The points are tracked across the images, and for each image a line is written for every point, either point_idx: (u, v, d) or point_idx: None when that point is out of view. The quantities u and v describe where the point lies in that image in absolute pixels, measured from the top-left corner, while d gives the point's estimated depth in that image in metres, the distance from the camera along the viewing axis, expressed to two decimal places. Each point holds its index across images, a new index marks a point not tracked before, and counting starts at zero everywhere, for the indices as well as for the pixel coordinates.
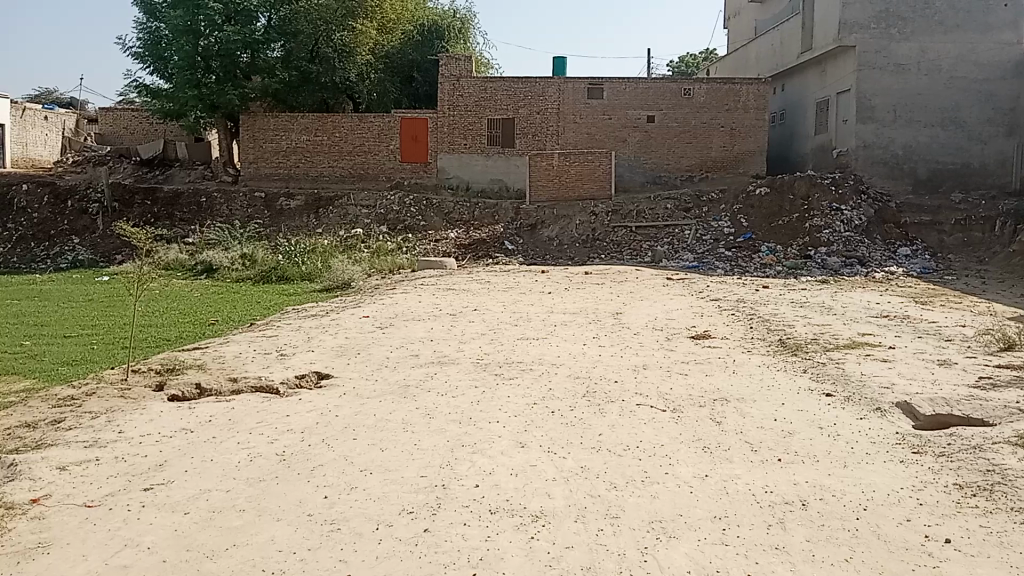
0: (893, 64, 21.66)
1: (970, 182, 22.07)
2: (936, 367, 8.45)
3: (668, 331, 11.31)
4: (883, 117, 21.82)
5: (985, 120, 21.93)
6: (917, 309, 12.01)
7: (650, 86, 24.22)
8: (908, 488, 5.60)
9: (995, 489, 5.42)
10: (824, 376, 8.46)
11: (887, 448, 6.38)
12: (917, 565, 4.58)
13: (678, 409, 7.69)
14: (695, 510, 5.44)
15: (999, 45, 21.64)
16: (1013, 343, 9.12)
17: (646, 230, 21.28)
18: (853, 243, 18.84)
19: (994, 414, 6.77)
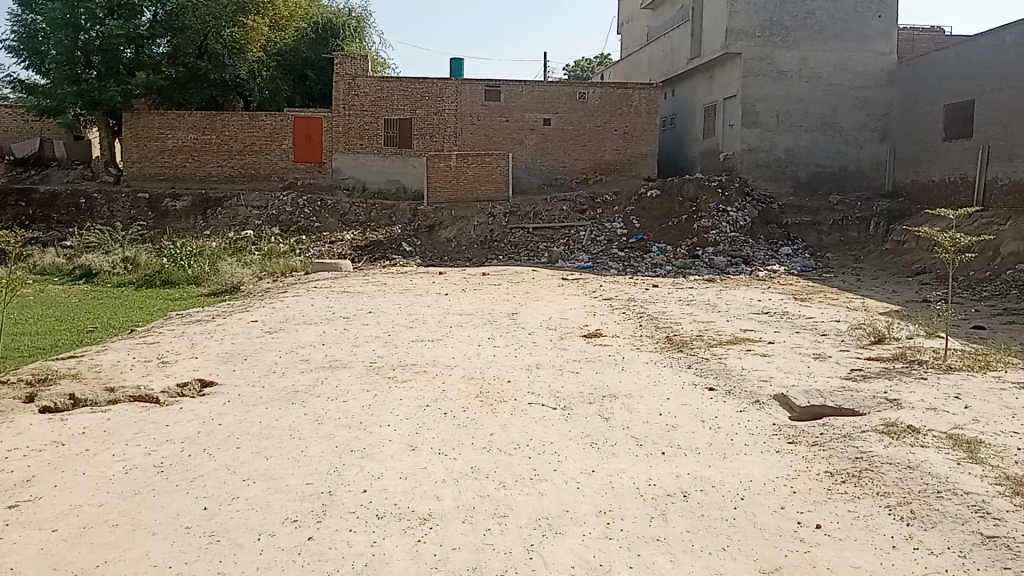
0: (776, 71, 22.57)
1: (847, 184, 23.21)
2: (812, 361, 8.82)
3: (562, 330, 11.43)
4: (766, 122, 22.69)
5: (860, 125, 23.10)
6: (795, 305, 12.54)
7: (547, 89, 24.46)
8: (783, 477, 5.82)
9: (862, 475, 5.68)
10: (708, 371, 8.73)
11: (764, 439, 6.63)
12: (789, 550, 4.77)
13: (568, 407, 7.77)
14: (580, 505, 5.51)
15: (872, 54, 22.85)
16: (882, 336, 9.63)
17: (543, 231, 21.47)
18: (738, 242, 19.57)
19: (863, 404, 7.12)
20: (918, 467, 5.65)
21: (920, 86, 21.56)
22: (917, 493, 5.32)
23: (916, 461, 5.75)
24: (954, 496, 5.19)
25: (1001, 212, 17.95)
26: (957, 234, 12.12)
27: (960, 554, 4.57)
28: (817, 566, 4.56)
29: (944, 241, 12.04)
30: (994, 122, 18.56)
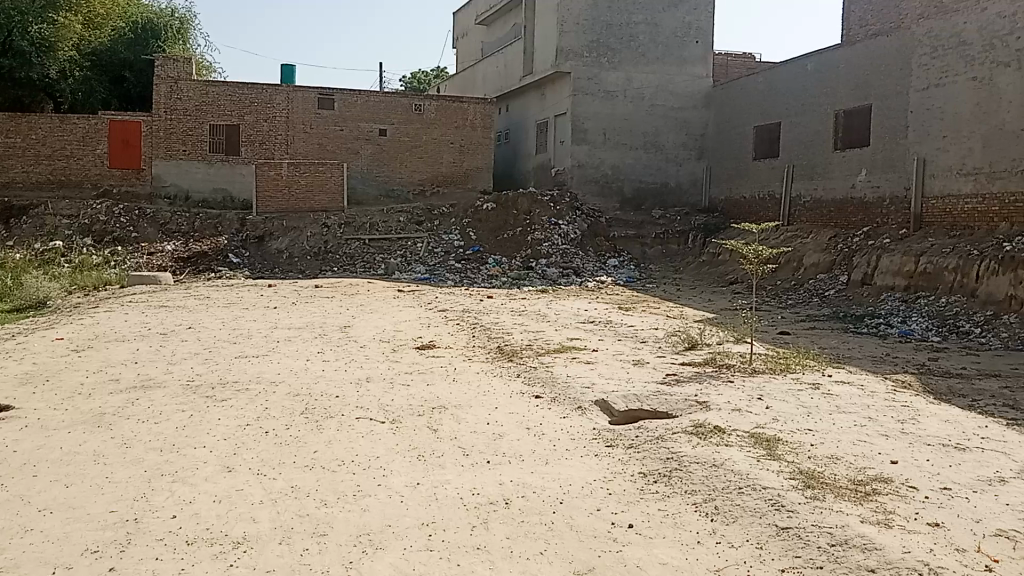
0: (603, 90, 23.50)
1: (669, 199, 24.48)
2: (632, 367, 9.20)
3: (393, 343, 11.33)
4: (595, 139, 23.56)
5: (680, 144, 24.44)
6: (619, 314, 13.07)
7: (382, 99, 24.30)
8: (600, 480, 6.03)
9: (672, 474, 5.96)
10: (534, 379, 8.92)
11: (584, 443, 6.85)
12: (602, 551, 4.94)
13: (396, 420, 7.71)
14: (402, 519, 5.48)
15: (690, 77, 24.28)
16: (695, 342, 10.21)
17: (378, 242, 21.23)
18: (569, 254, 20.19)
19: (676, 407, 7.51)
20: (723, 465, 5.95)
21: (733, 109, 23.08)
22: (720, 489, 5.60)
23: (720, 459, 6.06)
24: (753, 490, 5.48)
25: (803, 227, 19.51)
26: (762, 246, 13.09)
27: (757, 545, 4.83)
28: (627, 565, 4.73)
29: (749, 253, 12.94)
30: (796, 144, 20.14)
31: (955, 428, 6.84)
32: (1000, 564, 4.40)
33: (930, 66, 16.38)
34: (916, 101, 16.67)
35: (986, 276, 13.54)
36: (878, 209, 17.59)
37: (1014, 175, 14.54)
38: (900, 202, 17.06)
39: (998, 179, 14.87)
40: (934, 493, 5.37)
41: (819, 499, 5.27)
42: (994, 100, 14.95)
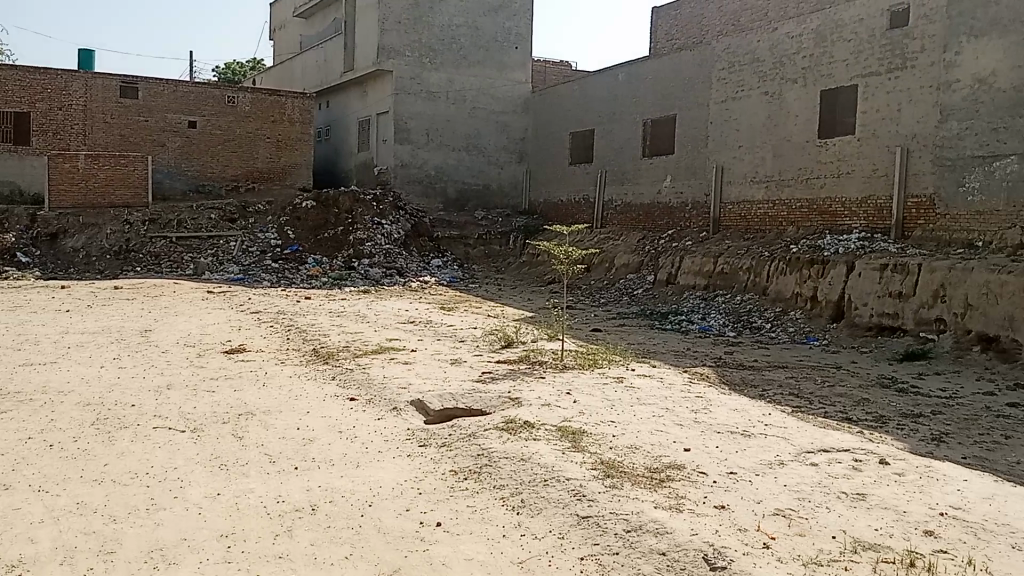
0: (425, 91, 23.52)
1: (490, 201, 24.82)
2: (448, 366, 9.26)
3: (201, 347, 10.77)
4: (417, 139, 23.53)
5: (501, 147, 24.85)
6: (439, 314, 13.10)
7: (192, 90, 23.11)
8: (411, 480, 6.01)
9: (482, 471, 6.03)
10: (349, 381, 8.76)
11: (397, 444, 6.80)
12: (409, 551, 4.90)
13: (198, 428, 7.33)
14: (200, 531, 5.21)
15: (510, 82, 24.79)
16: (511, 341, 10.42)
17: (189, 241, 20.13)
18: (391, 254, 20.03)
19: (490, 404, 7.61)
20: (530, 459, 6.09)
21: (551, 114, 23.77)
22: (527, 483, 5.71)
23: (528, 453, 6.20)
24: (557, 482, 5.63)
25: (616, 229, 20.40)
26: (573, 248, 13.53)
27: (560, 536, 4.96)
28: (433, 563, 4.72)
29: (563, 253, 13.33)
30: (609, 149, 21.03)
31: (743, 416, 7.36)
32: (775, 539, 4.76)
33: (727, 80, 17.58)
34: (715, 112, 17.85)
35: (775, 275, 14.68)
36: (682, 213, 18.68)
37: (799, 183, 15.90)
38: (702, 207, 18.19)
39: (786, 186, 16.19)
40: (722, 477, 5.74)
41: (618, 487, 5.50)
42: (783, 114, 16.28)
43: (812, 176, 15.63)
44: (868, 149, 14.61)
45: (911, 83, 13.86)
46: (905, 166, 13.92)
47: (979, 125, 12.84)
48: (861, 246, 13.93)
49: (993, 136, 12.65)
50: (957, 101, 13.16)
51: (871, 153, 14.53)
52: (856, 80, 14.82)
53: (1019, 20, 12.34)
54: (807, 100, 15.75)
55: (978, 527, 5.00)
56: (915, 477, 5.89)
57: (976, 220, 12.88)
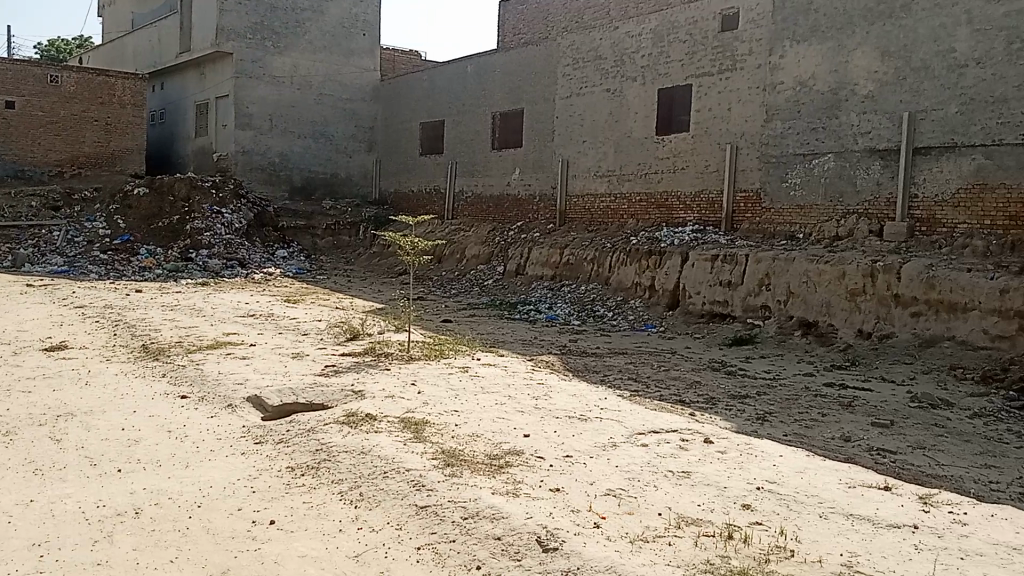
0: (268, 75, 22.75)
1: (339, 191, 24.29)
2: (289, 360, 9.00)
3: (16, 344, 9.98)
4: (260, 125, 22.73)
5: (350, 135, 24.37)
6: (281, 307, 12.71)
7: (9, 67, 21.31)
8: (244, 478, 5.80)
9: (320, 466, 5.91)
10: (181, 378, 8.36)
11: (231, 442, 6.56)
12: (239, 551, 4.72)
13: (10, 432, 6.78)
14: (9, 541, 4.83)
15: (358, 69, 24.38)
16: (356, 333, 10.26)
17: (6, 230, 18.60)
18: (234, 245, 19.28)
19: (331, 397, 7.47)
20: (370, 451, 6.01)
21: (401, 103, 23.55)
22: (366, 475, 5.64)
23: (367, 446, 6.11)
24: (396, 473, 5.59)
25: (466, 221, 20.51)
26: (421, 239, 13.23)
27: (397, 527, 4.92)
28: (264, 562, 4.58)
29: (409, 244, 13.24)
30: (458, 141, 21.08)
31: (581, 401, 7.57)
32: (606, 519, 4.92)
33: (571, 76, 18.02)
34: (561, 107, 18.25)
35: (617, 266, 15.18)
36: (530, 205, 19.01)
37: (639, 177, 16.51)
38: (549, 199, 18.57)
39: (626, 181, 16.77)
40: (558, 461, 5.89)
41: (456, 475, 5.52)
42: (623, 110, 16.85)
43: (650, 172, 16.27)
44: (701, 146, 15.36)
45: (741, 83, 14.68)
46: (734, 162, 14.73)
47: (800, 124, 13.76)
48: (695, 238, 14.65)
49: (812, 135, 13.59)
50: (781, 101, 14.04)
51: (705, 149, 15.28)
52: (691, 79, 15.54)
53: (835, 28, 13.31)
54: (646, 97, 16.37)
55: (790, 499, 5.37)
56: (736, 454, 6.25)
57: (797, 213, 13.80)
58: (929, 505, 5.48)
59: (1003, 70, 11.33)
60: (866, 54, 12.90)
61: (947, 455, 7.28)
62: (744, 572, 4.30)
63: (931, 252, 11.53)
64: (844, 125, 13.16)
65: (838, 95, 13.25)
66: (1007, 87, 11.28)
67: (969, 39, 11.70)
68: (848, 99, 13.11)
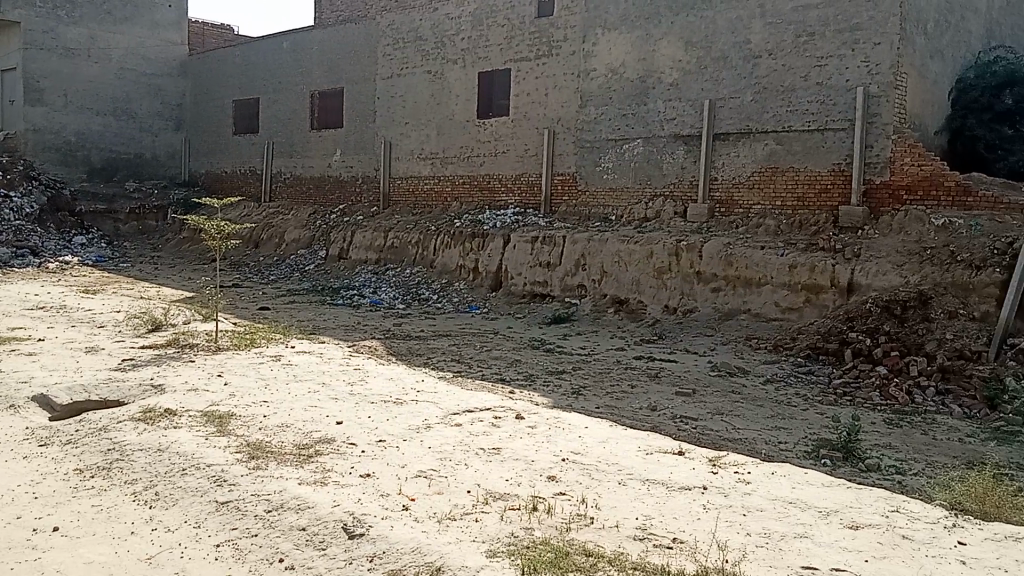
0: (62, 47, 21.04)
1: (143, 173, 22.78)
2: (81, 355, 8.39)
3: None
4: (53, 101, 21.01)
5: (156, 113, 22.90)
6: (77, 299, 11.81)
7: None
8: (26, 484, 5.37)
9: (112, 466, 5.56)
10: None
11: (11, 446, 6.05)
12: (16, 562, 4.37)
13: None
14: None
15: (164, 43, 22.97)
16: (159, 323, 9.72)
17: None
18: (24, 232, 17.74)
19: (128, 394, 7.05)
20: (168, 448, 5.72)
21: (212, 80, 22.38)
22: (163, 474, 5.36)
23: (166, 443, 5.81)
24: (197, 470, 5.35)
25: (284, 204, 19.92)
26: (226, 221, 12.36)
27: (195, 525, 4.72)
28: (44, 572, 4.26)
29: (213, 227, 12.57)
30: (275, 121, 20.35)
31: (395, 385, 7.54)
32: (414, 501, 4.94)
33: (392, 56, 17.82)
34: (382, 88, 18.03)
35: (439, 249, 15.25)
36: (352, 187, 18.70)
37: (461, 160, 16.60)
38: (370, 181, 18.35)
39: (448, 163, 16.83)
40: (369, 446, 5.85)
41: (261, 468, 5.36)
42: (444, 92, 16.87)
43: (472, 154, 16.40)
44: (520, 129, 15.65)
45: (557, 69, 15.07)
46: (551, 145, 15.12)
47: (612, 110, 14.29)
48: (515, 220, 14.94)
49: (623, 121, 14.15)
50: (595, 88, 14.53)
51: (524, 133, 15.59)
52: (509, 64, 15.78)
53: (642, 17, 13.90)
54: (467, 80, 16.48)
55: (593, 469, 5.61)
56: (545, 428, 6.45)
57: (610, 196, 14.35)
58: (717, 466, 5.91)
59: (791, 62, 12.26)
60: (670, 43, 13.56)
61: (743, 419, 7.86)
62: (546, 542, 4.44)
63: (729, 232, 12.35)
64: (651, 111, 13.79)
65: (645, 83, 13.86)
66: (794, 78, 12.21)
67: (762, 32, 12.56)
68: (655, 87, 13.74)
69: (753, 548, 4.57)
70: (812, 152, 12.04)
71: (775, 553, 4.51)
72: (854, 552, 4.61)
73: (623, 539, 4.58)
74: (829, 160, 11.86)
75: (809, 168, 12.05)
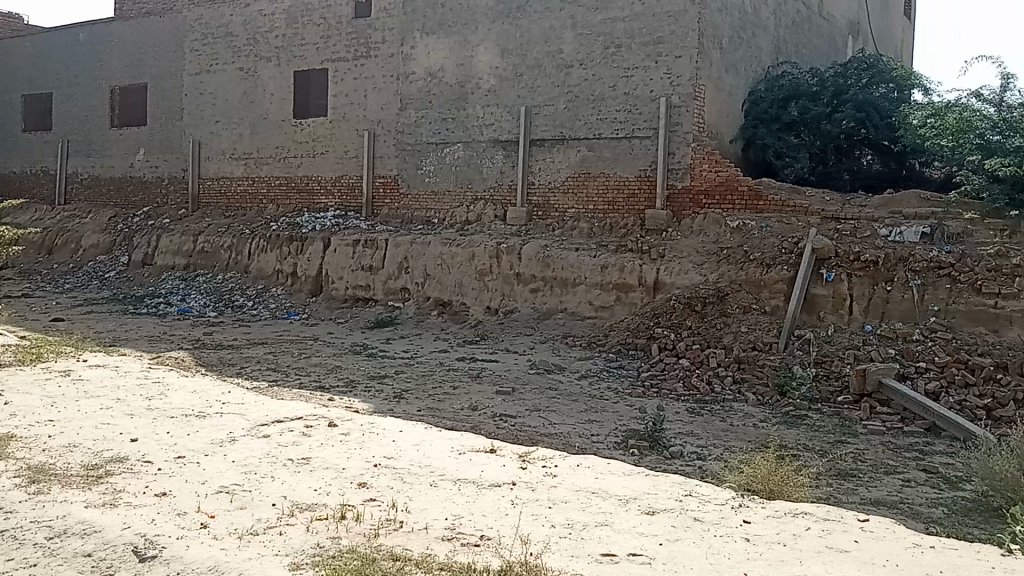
0: None
1: None
2: None
3: None
4: None
5: None
6: None
7: None
8: None
9: None
10: None
11: None
12: None
13: None
14: None
15: None
16: None
17: None
18: None
19: None
20: None
21: None
22: None
23: None
24: None
25: (83, 207, 18.60)
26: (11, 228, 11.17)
27: None
28: None
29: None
30: (71, 118, 18.94)
31: (200, 397, 7.23)
32: (214, 518, 4.76)
33: (200, 52, 17.05)
34: (190, 85, 17.21)
35: (255, 253, 14.77)
36: (158, 189, 17.73)
37: (277, 161, 16.13)
38: (178, 182, 17.46)
39: (263, 164, 16.30)
40: (168, 463, 5.58)
41: (44, 492, 4.98)
42: (257, 91, 16.33)
43: (288, 156, 15.98)
44: (338, 131, 15.43)
45: (374, 70, 14.97)
46: (371, 147, 15.00)
47: (431, 114, 14.37)
48: (335, 223, 14.69)
49: (442, 124, 14.25)
50: (414, 91, 14.55)
51: (342, 134, 15.38)
52: (326, 64, 15.51)
53: (460, 23, 14.06)
54: (281, 79, 16.02)
55: (404, 473, 5.62)
56: (357, 434, 6.40)
57: (430, 199, 14.41)
58: (526, 462, 6.08)
59: (600, 72, 12.80)
60: (487, 50, 13.80)
61: (558, 415, 8.13)
62: (353, 549, 4.39)
63: (546, 235, 12.72)
64: (470, 115, 13.98)
65: (464, 87, 14.03)
66: (604, 86, 12.76)
67: (573, 42, 13.03)
68: (473, 92, 13.93)
69: (556, 539, 4.74)
70: (621, 159, 12.62)
71: (577, 543, 4.70)
72: (650, 537, 4.88)
73: (431, 540, 4.61)
74: (636, 166, 12.48)
75: (618, 174, 12.62)
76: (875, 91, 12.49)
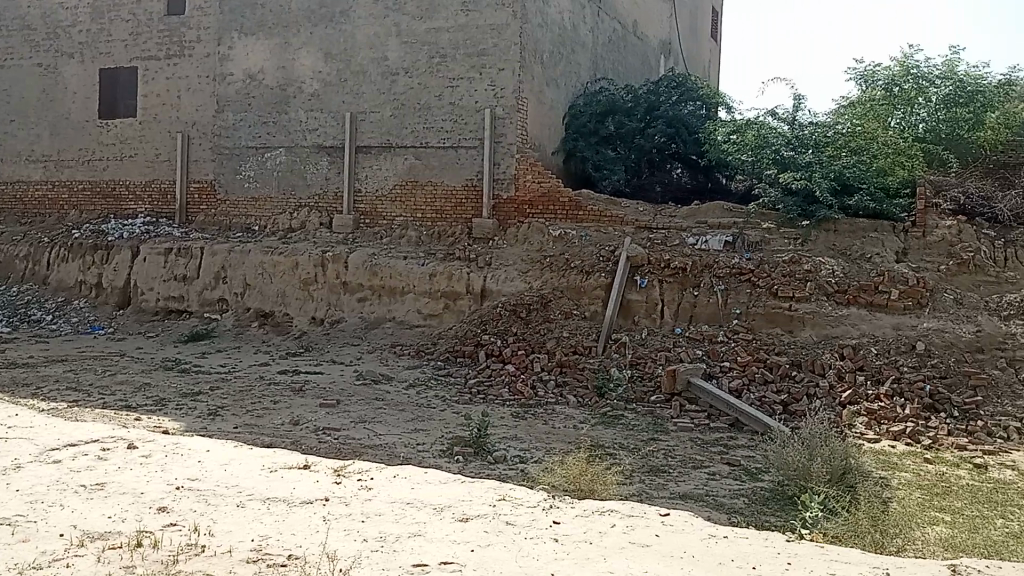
0: None
1: None
2: None
3: None
4: None
5: None
6: None
7: None
8: None
9: None
10: None
11: None
12: None
13: None
14: None
15: None
16: None
17: None
18: None
19: None
20: None
21: None
22: None
23: None
24: None
25: None
26: None
27: None
28: None
29: None
30: None
31: None
32: None
33: None
34: None
35: (55, 263, 13.92)
36: None
37: (80, 164, 15.11)
38: None
39: (65, 167, 15.21)
40: None
41: None
42: (57, 88, 15.23)
43: (93, 158, 15.01)
44: (149, 133, 14.66)
45: (189, 70, 14.34)
46: (186, 151, 14.35)
47: (250, 117, 13.92)
48: (145, 230, 13.93)
49: (263, 129, 13.84)
50: (232, 93, 14.05)
51: (154, 136, 14.63)
52: (135, 62, 14.70)
53: (281, 25, 13.72)
54: (85, 76, 15.01)
55: (209, 494, 5.42)
56: (161, 456, 6.10)
57: (250, 205, 13.95)
58: (342, 476, 6.01)
59: (425, 81, 12.87)
60: (310, 54, 13.55)
61: (383, 425, 8.09)
62: None
63: (372, 242, 12.63)
64: (293, 120, 13.66)
65: (286, 91, 13.69)
66: (429, 96, 12.84)
67: (398, 50, 13.03)
68: (295, 96, 13.62)
69: (367, 553, 4.71)
70: (447, 168, 12.74)
71: (388, 556, 4.70)
72: (462, 544, 4.96)
73: (234, 563, 4.47)
74: (461, 175, 12.64)
75: (445, 182, 12.73)
76: (684, 107, 13.28)
